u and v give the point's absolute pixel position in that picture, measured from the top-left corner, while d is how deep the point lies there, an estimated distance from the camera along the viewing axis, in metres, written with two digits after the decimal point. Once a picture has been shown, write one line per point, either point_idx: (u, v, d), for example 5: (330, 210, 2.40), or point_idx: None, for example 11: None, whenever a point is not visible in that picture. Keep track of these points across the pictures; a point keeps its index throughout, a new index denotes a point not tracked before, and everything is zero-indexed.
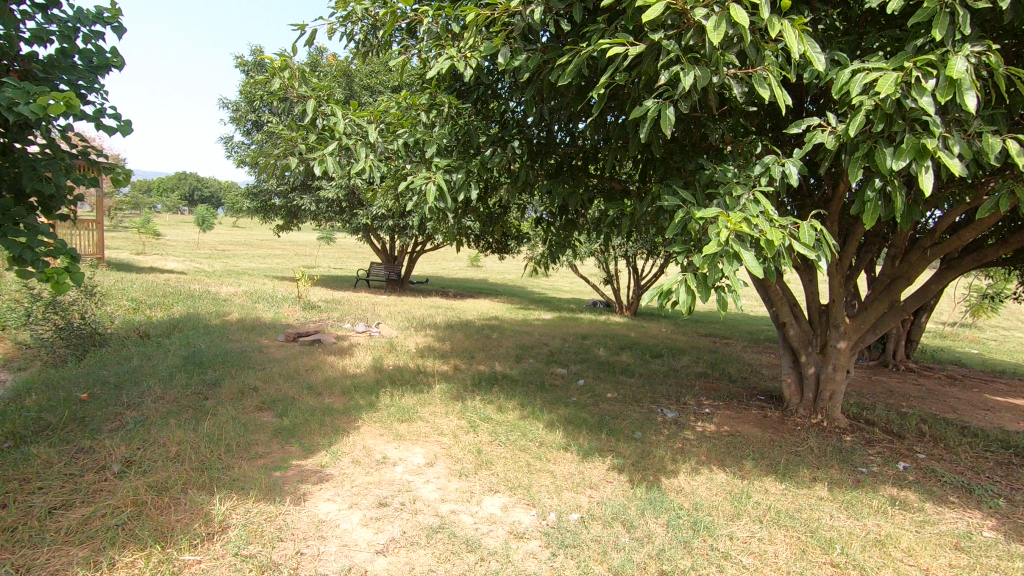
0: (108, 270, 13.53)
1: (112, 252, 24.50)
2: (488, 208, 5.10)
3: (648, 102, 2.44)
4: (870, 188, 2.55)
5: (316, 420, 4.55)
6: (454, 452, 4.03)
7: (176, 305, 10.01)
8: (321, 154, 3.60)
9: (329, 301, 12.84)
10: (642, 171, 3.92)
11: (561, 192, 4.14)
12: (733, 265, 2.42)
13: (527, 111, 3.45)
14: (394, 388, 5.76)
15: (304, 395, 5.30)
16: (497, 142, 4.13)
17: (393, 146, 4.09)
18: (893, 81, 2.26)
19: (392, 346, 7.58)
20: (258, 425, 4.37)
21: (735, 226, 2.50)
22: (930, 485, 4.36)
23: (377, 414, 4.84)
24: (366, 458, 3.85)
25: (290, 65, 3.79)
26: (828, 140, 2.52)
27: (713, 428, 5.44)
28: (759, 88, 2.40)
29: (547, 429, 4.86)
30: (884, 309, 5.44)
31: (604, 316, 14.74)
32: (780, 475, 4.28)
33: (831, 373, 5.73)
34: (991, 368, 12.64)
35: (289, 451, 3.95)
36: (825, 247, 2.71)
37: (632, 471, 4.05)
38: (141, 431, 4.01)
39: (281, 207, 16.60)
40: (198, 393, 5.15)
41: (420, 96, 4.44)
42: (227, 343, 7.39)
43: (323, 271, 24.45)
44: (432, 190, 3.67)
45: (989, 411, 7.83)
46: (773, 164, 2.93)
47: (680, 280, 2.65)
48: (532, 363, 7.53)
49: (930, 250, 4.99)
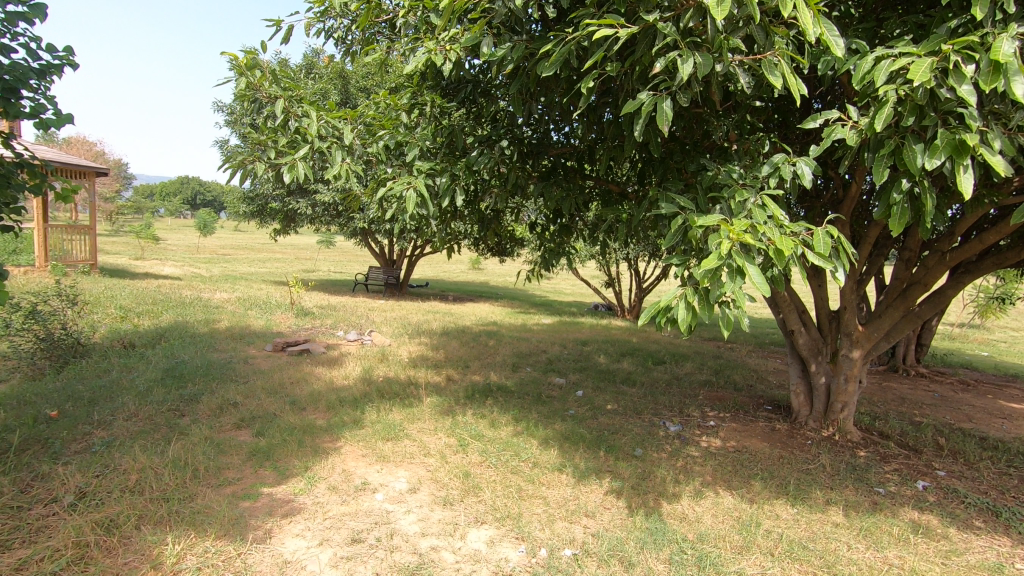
0: (100, 276, 13.30)
1: (111, 258, 24.36)
2: (478, 213, 4.84)
3: (643, 93, 2.16)
4: (897, 190, 2.28)
5: (295, 440, 4.28)
6: (439, 475, 3.75)
7: (164, 313, 9.75)
8: (292, 159, 3.32)
9: (324, 307, 12.58)
10: (641, 173, 3.64)
11: (553, 196, 3.87)
12: (737, 281, 2.11)
13: (514, 109, 3.18)
14: (383, 402, 5.48)
15: (286, 411, 5.02)
16: (485, 143, 3.87)
17: (373, 149, 3.83)
18: (927, 67, 1.99)
19: (383, 356, 7.29)
20: (232, 446, 4.10)
21: (739, 236, 2.16)
22: (954, 507, 4.05)
23: (361, 433, 4.56)
24: (344, 484, 3.57)
25: (261, 63, 3.54)
26: (850, 136, 2.24)
27: (718, 444, 5.15)
28: (770, 76, 2.10)
29: (541, 448, 4.57)
30: (898, 316, 5.14)
31: (606, 321, 14.45)
32: (791, 497, 3.99)
33: (843, 384, 5.44)
34: (1004, 372, 12.29)
35: (262, 476, 3.68)
36: (846, 253, 2.38)
37: (632, 495, 3.77)
38: (104, 455, 3.74)
39: (277, 211, 16.37)
40: (174, 410, 4.87)
41: (403, 96, 4.20)
42: (212, 354, 7.12)
43: (322, 275, 24.22)
44: (412, 197, 3.40)
45: (1006, 420, 7.51)
46: (784, 163, 2.66)
47: (681, 295, 2.39)
48: (529, 373, 7.24)
49: (949, 255, 4.69)
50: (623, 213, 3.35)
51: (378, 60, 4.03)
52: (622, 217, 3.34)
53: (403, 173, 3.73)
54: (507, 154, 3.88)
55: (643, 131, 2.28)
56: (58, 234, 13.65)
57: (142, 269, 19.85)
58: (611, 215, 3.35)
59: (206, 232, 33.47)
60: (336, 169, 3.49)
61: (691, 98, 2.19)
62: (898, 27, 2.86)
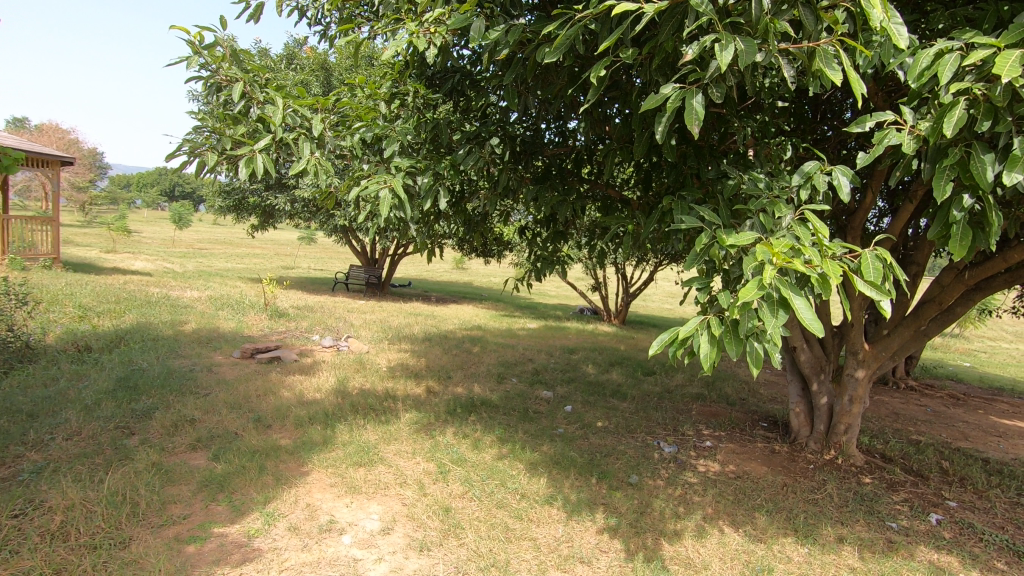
0: (63, 271, 12.61)
1: (79, 250, 23.47)
2: (464, 215, 4.45)
3: (669, 86, 1.75)
4: (956, 209, 1.93)
5: (256, 465, 3.84)
6: (416, 511, 3.35)
7: (127, 313, 9.17)
8: (250, 151, 2.90)
9: (300, 308, 12.06)
10: (646, 179, 3.28)
11: (547, 201, 3.48)
12: (779, 314, 1.75)
13: (508, 102, 2.79)
14: (357, 419, 5.05)
15: (249, 430, 4.56)
16: (474, 140, 3.47)
17: (347, 143, 3.41)
18: (1015, 61, 1.63)
19: (361, 364, 6.85)
20: (182, 473, 3.65)
21: (783, 259, 1.80)
22: (972, 545, 3.76)
23: (330, 457, 4.14)
24: (307, 523, 3.15)
25: (219, 42, 3.11)
26: (908, 142, 1.88)
27: (717, 469, 4.82)
28: (827, 68, 1.78)
29: (529, 476, 4.20)
30: (908, 336, 4.86)
31: (593, 326, 14.12)
32: (800, 535, 3.66)
33: (847, 406, 5.16)
34: (989, 384, 12.23)
35: (214, 512, 3.23)
36: (895, 281, 2.03)
37: (629, 534, 3.41)
38: (31, 486, 3.27)
39: (254, 206, 15.75)
40: (122, 429, 4.39)
41: (382, 84, 3.79)
42: (173, 360, 6.60)
43: (301, 272, 23.53)
44: (388, 199, 3.01)
45: (1002, 439, 7.33)
46: (819, 172, 2.30)
47: (704, 324, 2.02)
48: (515, 385, 6.86)
49: (967, 274, 4.40)
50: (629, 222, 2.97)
51: (355, 44, 3.61)
52: (628, 230, 2.95)
53: (379, 171, 3.33)
54: (495, 156, 3.49)
55: (664, 132, 1.88)
56: (19, 225, 12.92)
57: (111, 264, 19.05)
58: (616, 224, 2.96)
59: (183, 226, 32.47)
60: (303, 165, 3.08)
61: (724, 92, 1.82)
62: (944, 21, 2.53)
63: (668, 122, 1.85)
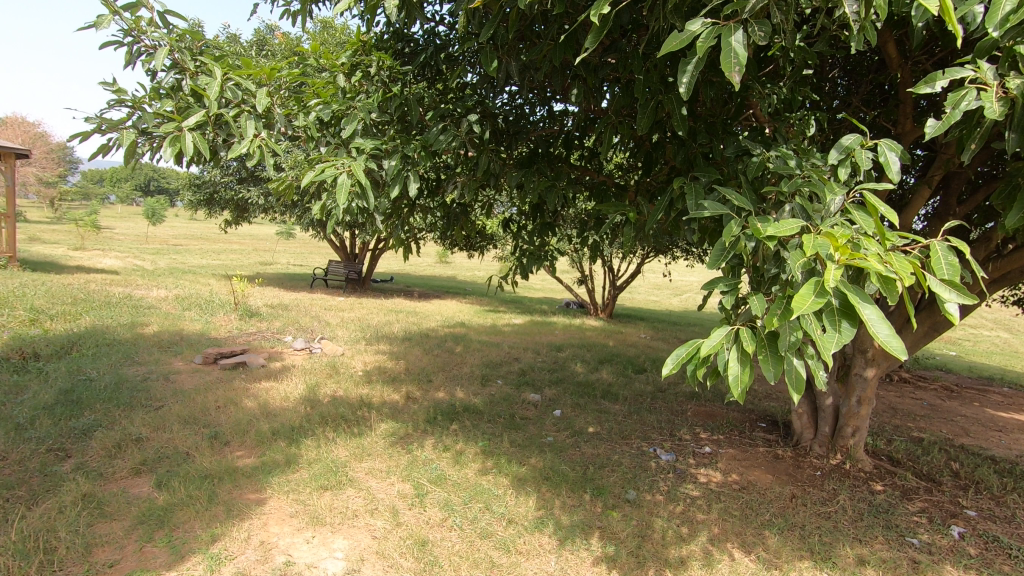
0: (18, 271, 11.84)
1: (43, 248, 22.45)
2: (442, 206, 4.02)
3: (699, 20, 1.37)
4: None
5: (205, 493, 3.37)
6: (388, 547, 2.92)
7: (83, 315, 8.53)
8: (177, 129, 2.43)
9: (274, 306, 11.47)
10: (648, 160, 2.85)
11: (534, 189, 3.05)
12: (840, 329, 1.28)
13: (486, 69, 2.35)
14: (327, 432, 4.59)
15: (202, 449, 4.07)
16: (448, 117, 3.03)
17: (301, 123, 2.95)
18: None
19: (334, 369, 6.35)
20: (118, 506, 3.17)
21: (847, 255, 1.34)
22: (1001, 563, 3.44)
23: (293, 481, 3.69)
24: (258, 569, 2.71)
25: (142, 2, 2.62)
26: (994, 105, 1.49)
27: (719, 479, 4.47)
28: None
29: (516, 495, 3.79)
30: (922, 332, 4.53)
31: (580, 320, 13.74)
32: (817, 559, 3.31)
33: (855, 408, 4.84)
34: (979, 374, 12.10)
35: (149, 557, 2.76)
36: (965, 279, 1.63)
37: (630, 566, 3.02)
38: None
39: (225, 200, 15.05)
40: (55, 452, 3.88)
41: (342, 55, 3.32)
42: (127, 368, 6.04)
43: (279, 268, 22.78)
44: (346, 187, 2.56)
45: (1004, 434, 7.10)
46: (862, 149, 1.90)
47: (734, 339, 1.57)
48: (501, 388, 6.42)
49: (990, 265, 4.05)
50: (631, 211, 2.55)
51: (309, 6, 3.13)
52: (629, 220, 2.54)
53: (338, 155, 2.88)
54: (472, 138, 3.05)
55: (691, 83, 1.52)
56: None
57: (75, 262, 18.14)
58: (615, 213, 2.55)
59: (156, 221, 31.36)
60: (246, 148, 2.61)
61: (768, 29, 1.47)
62: None
63: (698, 68, 1.48)
